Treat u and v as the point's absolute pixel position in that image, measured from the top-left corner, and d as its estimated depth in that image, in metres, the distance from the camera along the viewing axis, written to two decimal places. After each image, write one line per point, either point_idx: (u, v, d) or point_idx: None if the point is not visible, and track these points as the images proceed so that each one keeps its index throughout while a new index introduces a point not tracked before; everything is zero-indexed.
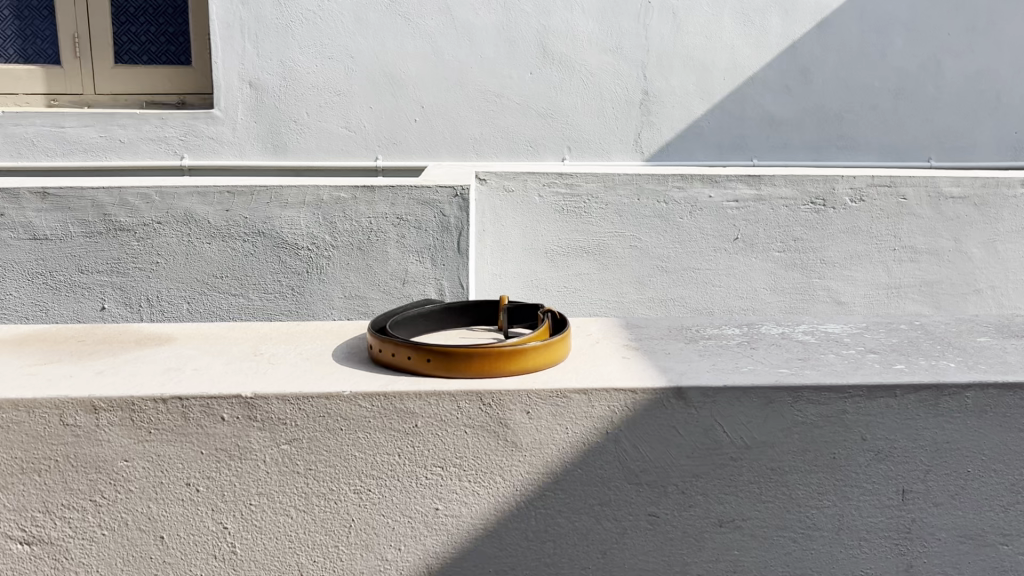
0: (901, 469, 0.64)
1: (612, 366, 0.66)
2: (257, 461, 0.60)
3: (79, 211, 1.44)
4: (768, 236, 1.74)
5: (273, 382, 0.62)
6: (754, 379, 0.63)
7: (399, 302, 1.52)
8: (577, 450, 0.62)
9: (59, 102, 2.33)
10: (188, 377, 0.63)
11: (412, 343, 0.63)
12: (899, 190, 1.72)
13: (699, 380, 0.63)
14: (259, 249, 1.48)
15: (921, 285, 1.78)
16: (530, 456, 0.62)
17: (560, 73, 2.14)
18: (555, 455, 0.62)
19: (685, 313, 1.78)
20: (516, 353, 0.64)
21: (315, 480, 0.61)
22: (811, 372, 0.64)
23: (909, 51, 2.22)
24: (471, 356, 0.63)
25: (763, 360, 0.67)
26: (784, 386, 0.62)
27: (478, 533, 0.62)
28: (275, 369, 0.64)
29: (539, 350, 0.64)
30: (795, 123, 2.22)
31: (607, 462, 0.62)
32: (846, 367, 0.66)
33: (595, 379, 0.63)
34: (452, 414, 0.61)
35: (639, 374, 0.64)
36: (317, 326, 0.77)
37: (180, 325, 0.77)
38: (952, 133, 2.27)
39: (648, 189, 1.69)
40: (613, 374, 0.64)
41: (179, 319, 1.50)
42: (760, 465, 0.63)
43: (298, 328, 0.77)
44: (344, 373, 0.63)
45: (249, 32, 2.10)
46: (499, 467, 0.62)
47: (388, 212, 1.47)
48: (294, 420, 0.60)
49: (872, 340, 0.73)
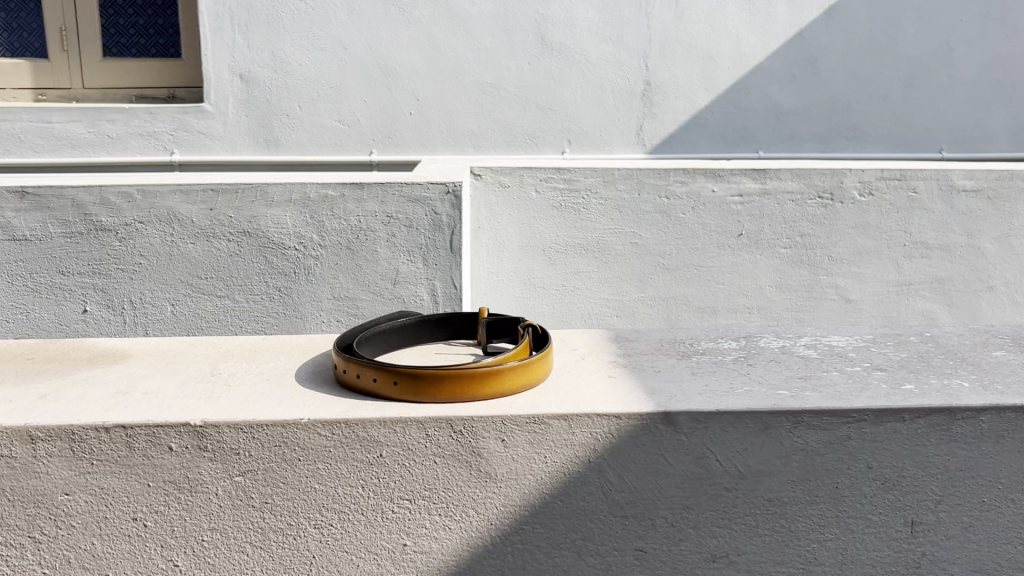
0: (910, 499, 0.59)
1: (597, 387, 0.61)
2: (209, 495, 0.56)
3: (58, 210, 1.39)
4: (773, 232, 1.69)
5: (228, 409, 0.57)
6: (750, 403, 0.58)
7: (391, 304, 1.48)
8: (557, 480, 0.57)
9: (47, 97, 2.29)
10: (137, 402, 0.58)
11: (379, 364, 0.58)
12: (910, 183, 1.66)
13: (689, 403, 0.58)
14: (244, 249, 1.43)
15: (933, 282, 1.72)
16: (506, 486, 0.57)
17: (559, 64, 2.08)
18: (533, 485, 0.57)
19: (688, 312, 1.73)
20: (493, 375, 0.59)
21: (271, 515, 0.56)
22: (812, 394, 0.59)
23: (920, 38, 2.15)
24: (442, 379, 0.58)
25: (761, 381, 0.62)
26: (783, 410, 0.57)
27: (451, 571, 0.57)
28: (232, 393, 0.60)
29: (517, 371, 0.59)
30: (802, 113, 2.16)
31: (590, 494, 0.57)
32: (850, 388, 0.61)
33: (577, 404, 0.57)
34: (421, 442, 0.56)
35: (625, 397, 0.59)
36: (286, 341, 0.72)
37: (139, 339, 0.72)
38: (964, 122, 2.21)
39: (649, 184, 1.65)
40: (596, 398, 0.59)
41: (163, 322, 1.46)
42: (757, 496, 0.58)
43: (266, 343, 0.72)
44: (306, 398, 0.58)
45: (239, 23, 2.04)
46: (473, 499, 0.57)
47: (378, 210, 1.43)
48: (249, 450, 0.55)
49: (880, 355, 0.68)
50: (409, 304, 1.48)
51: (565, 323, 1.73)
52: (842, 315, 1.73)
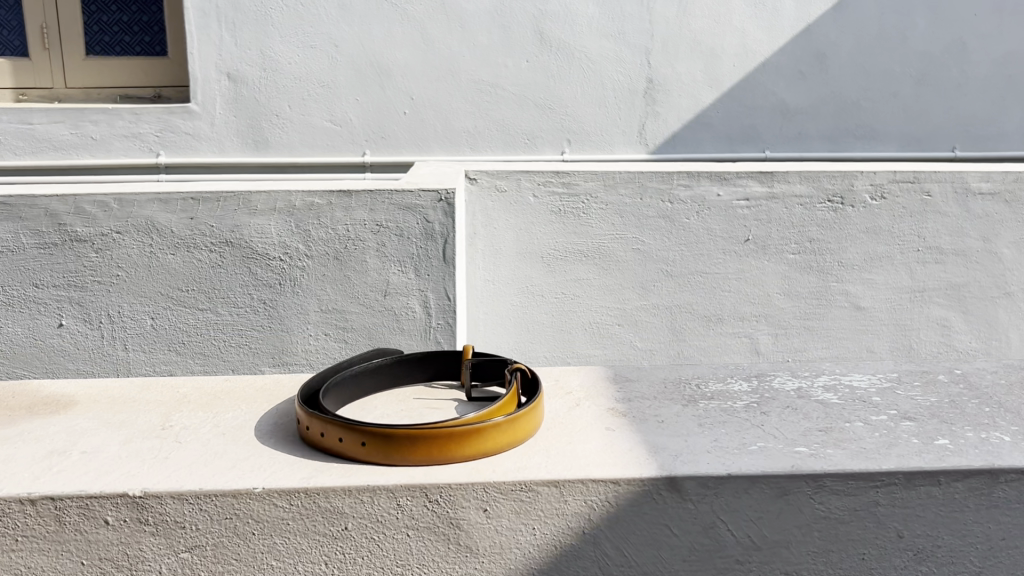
0: (948, 567, 0.63)
1: (590, 445, 0.65)
2: (150, 568, 0.61)
3: (31, 220, 1.33)
4: (782, 237, 1.62)
5: (171, 473, 0.61)
6: (770, 467, 0.61)
7: (380, 316, 1.41)
8: (538, 548, 0.61)
9: (29, 97, 2.23)
10: (75, 467, 0.62)
11: (356, 428, 0.62)
12: (923, 186, 1.59)
13: (699, 467, 0.62)
14: (227, 259, 1.37)
15: (948, 288, 1.65)
16: (486, 555, 0.61)
17: (558, 61, 2.01)
18: (509, 552, 0.61)
19: (692, 320, 1.66)
20: (474, 435, 0.63)
21: None
22: (836, 454, 0.63)
23: (933, 33, 2.07)
24: (417, 442, 0.62)
25: (777, 437, 0.67)
26: (804, 474, 0.61)
27: None
28: (177, 455, 0.64)
29: (497, 430, 0.64)
30: (810, 111, 2.08)
31: (584, 565, 0.62)
32: (878, 446, 0.65)
33: (565, 469, 0.61)
34: (391, 512, 0.60)
35: (621, 459, 0.63)
36: (246, 389, 0.78)
37: (90, 392, 0.77)
38: (979, 120, 2.13)
39: (652, 188, 1.58)
40: (589, 461, 0.63)
41: (143, 336, 1.39)
42: (772, 565, 0.62)
43: (222, 393, 0.77)
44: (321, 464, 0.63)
45: (226, 20, 1.98)
46: (450, 568, 0.62)
47: (366, 219, 1.37)
48: (192, 524, 0.60)
49: (906, 402, 0.73)
50: (400, 316, 1.41)
51: (564, 332, 1.66)
52: (853, 323, 1.66)
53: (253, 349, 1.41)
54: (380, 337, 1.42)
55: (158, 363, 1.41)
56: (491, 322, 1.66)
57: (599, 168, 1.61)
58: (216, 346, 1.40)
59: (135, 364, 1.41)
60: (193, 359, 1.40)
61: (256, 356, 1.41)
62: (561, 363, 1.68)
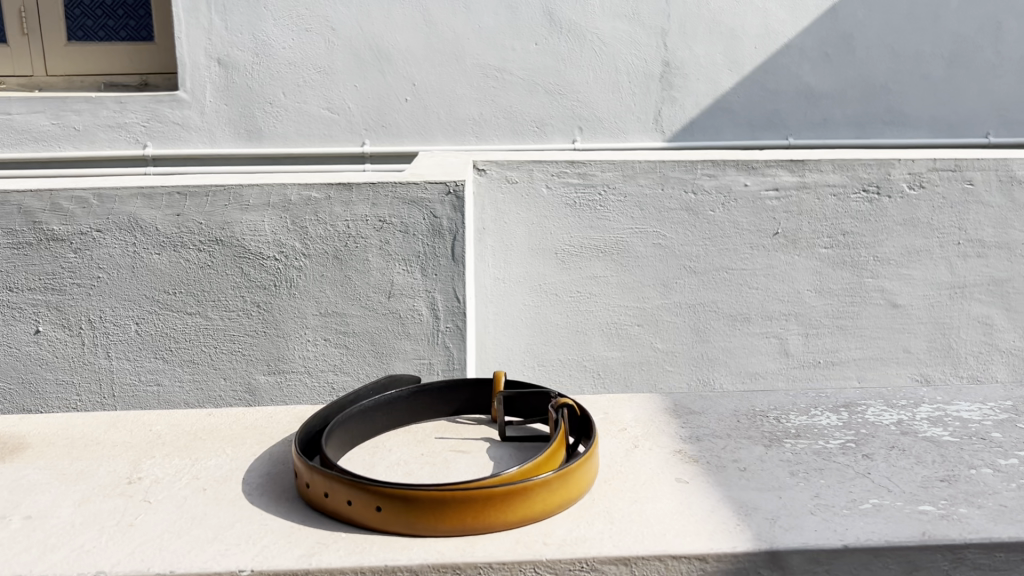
0: None
1: (623, 520, 0.74)
2: None
3: (4, 218, 1.22)
4: (813, 230, 1.51)
5: (129, 553, 0.67)
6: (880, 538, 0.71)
7: (384, 319, 1.30)
8: None
9: (8, 86, 2.11)
10: (41, 545, 0.68)
11: (376, 493, 0.70)
12: (965, 174, 1.48)
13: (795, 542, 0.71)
14: (217, 259, 1.26)
15: (990, 284, 1.54)
16: None
17: (568, 44, 1.90)
18: None
19: (717, 320, 1.55)
20: (505, 506, 0.71)
21: None
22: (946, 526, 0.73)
23: (966, 12, 1.95)
24: (448, 512, 0.70)
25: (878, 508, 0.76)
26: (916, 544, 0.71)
27: None
28: (142, 533, 0.70)
29: (532, 500, 0.72)
30: (836, 95, 1.97)
31: None
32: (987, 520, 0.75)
33: (601, 543, 0.70)
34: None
35: (649, 534, 0.71)
36: (218, 462, 0.85)
37: (70, 466, 0.83)
38: (1013, 103, 2.02)
39: (674, 178, 1.47)
40: (624, 535, 0.71)
41: (127, 343, 1.28)
42: None
43: (193, 466, 0.84)
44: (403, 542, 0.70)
45: (216, 3, 1.86)
46: None
47: (368, 214, 1.26)
48: None
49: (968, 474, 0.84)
50: (406, 319, 1.30)
51: (580, 333, 1.56)
52: (889, 322, 1.56)
53: (247, 356, 1.30)
54: (385, 340, 1.31)
55: (144, 371, 1.30)
56: (501, 323, 1.55)
57: (617, 157, 1.49)
58: (206, 353, 1.29)
59: (118, 373, 1.30)
60: (182, 367, 1.30)
61: (249, 362, 1.30)
62: (578, 365, 1.57)
